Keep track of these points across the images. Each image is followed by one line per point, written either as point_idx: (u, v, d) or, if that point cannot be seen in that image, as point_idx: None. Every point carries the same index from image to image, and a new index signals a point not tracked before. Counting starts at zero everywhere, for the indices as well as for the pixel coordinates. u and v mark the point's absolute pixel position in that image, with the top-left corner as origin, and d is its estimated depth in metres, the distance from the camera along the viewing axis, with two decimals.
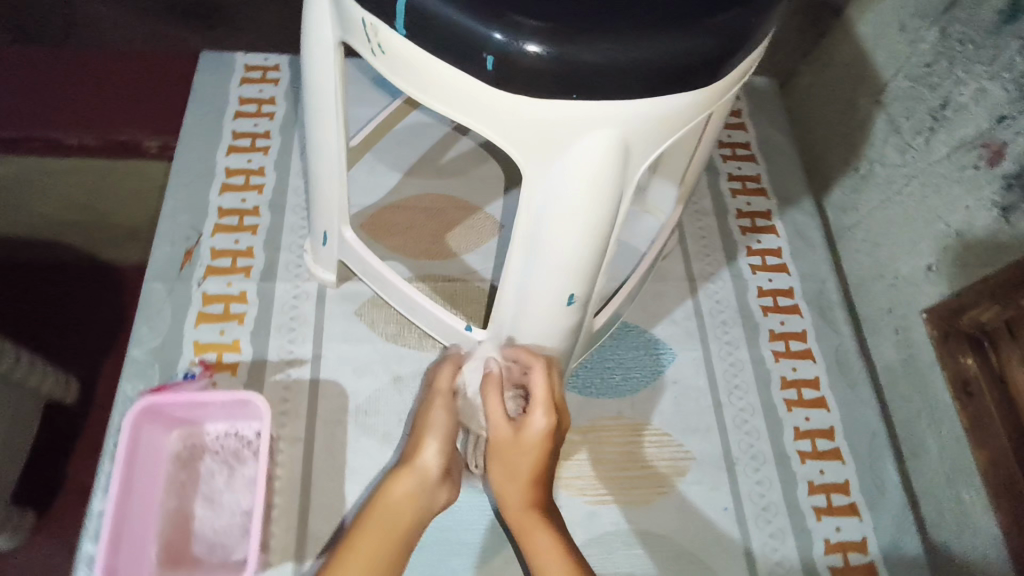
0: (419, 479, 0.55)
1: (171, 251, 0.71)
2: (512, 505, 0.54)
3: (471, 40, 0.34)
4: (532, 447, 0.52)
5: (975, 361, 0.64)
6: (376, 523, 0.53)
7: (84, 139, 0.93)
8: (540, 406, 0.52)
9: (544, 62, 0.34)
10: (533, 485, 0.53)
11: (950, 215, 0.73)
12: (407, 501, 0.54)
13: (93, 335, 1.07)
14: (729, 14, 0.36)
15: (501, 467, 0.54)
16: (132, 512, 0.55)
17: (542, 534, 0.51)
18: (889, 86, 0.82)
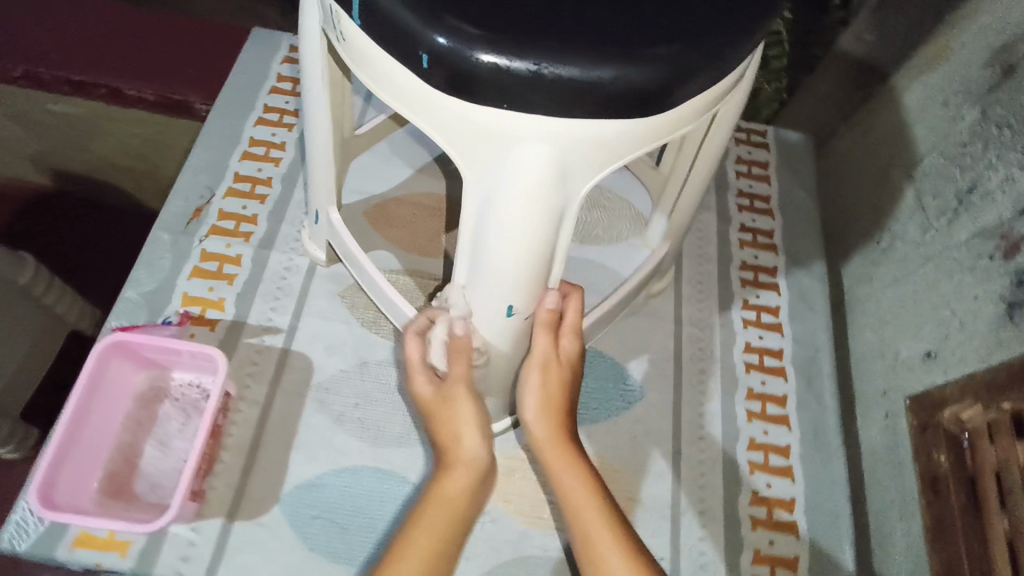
0: (472, 470, 0.54)
1: (184, 205, 0.76)
2: (542, 439, 0.55)
3: (411, 37, 0.36)
4: (568, 373, 0.58)
5: (947, 458, 0.61)
6: (434, 515, 0.51)
7: (143, 92, 1.00)
8: (572, 334, 0.58)
9: (476, 67, 0.35)
10: (561, 415, 0.56)
11: (958, 302, 0.69)
12: (463, 493, 0.53)
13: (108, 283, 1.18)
14: (670, 49, 0.37)
15: (540, 398, 0.56)
16: (84, 437, 0.59)
17: (575, 470, 0.54)
18: (923, 160, 0.78)
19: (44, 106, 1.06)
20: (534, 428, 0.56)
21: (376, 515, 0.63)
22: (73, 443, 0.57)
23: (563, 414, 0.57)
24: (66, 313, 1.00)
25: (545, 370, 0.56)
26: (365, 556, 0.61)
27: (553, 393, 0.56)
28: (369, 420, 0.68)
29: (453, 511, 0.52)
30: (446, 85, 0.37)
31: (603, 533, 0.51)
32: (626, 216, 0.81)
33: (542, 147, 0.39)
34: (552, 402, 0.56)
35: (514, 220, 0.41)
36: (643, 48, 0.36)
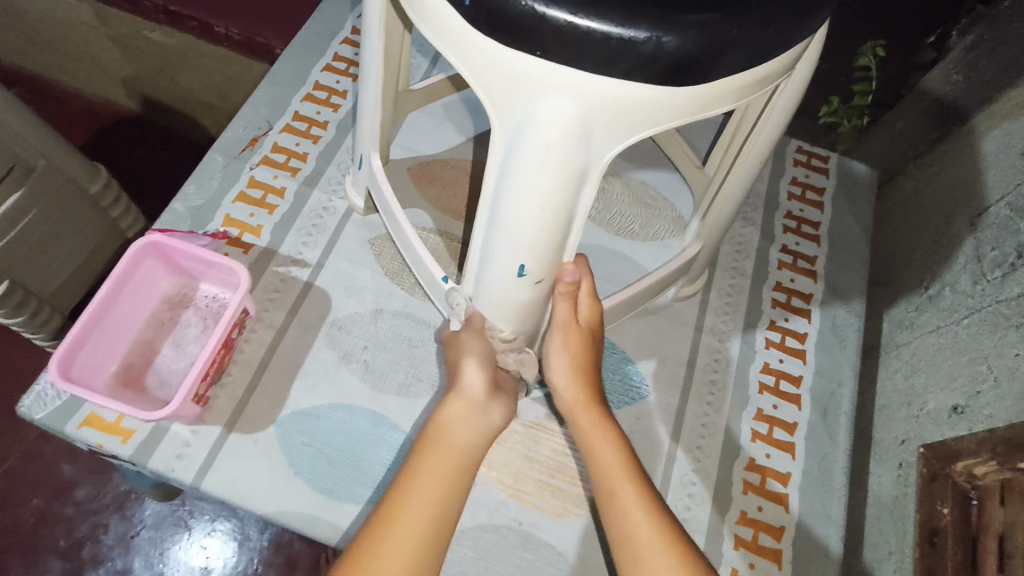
0: (465, 403, 0.56)
1: (242, 133, 0.80)
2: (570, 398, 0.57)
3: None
4: (593, 338, 0.59)
5: (950, 513, 0.58)
6: (428, 458, 0.52)
7: (231, 29, 1.05)
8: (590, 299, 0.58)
9: (514, 11, 0.35)
10: (589, 377, 0.58)
11: (997, 358, 0.64)
12: (456, 426, 0.54)
13: (161, 196, 1.24)
14: (712, 17, 0.36)
15: (567, 358, 0.58)
16: (108, 324, 0.62)
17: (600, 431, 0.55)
18: (989, 209, 0.73)
19: (142, 32, 1.13)
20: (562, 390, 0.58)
21: (362, 455, 0.64)
22: (98, 326, 0.61)
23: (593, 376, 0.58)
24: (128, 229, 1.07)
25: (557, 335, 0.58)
26: (344, 491, 0.63)
27: (580, 356, 0.58)
28: (373, 364, 0.69)
29: (449, 457, 0.52)
30: (483, 26, 0.37)
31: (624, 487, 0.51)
32: (666, 217, 0.80)
33: (569, 102, 0.38)
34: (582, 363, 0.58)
35: (534, 175, 0.41)
36: (682, 14, 0.35)
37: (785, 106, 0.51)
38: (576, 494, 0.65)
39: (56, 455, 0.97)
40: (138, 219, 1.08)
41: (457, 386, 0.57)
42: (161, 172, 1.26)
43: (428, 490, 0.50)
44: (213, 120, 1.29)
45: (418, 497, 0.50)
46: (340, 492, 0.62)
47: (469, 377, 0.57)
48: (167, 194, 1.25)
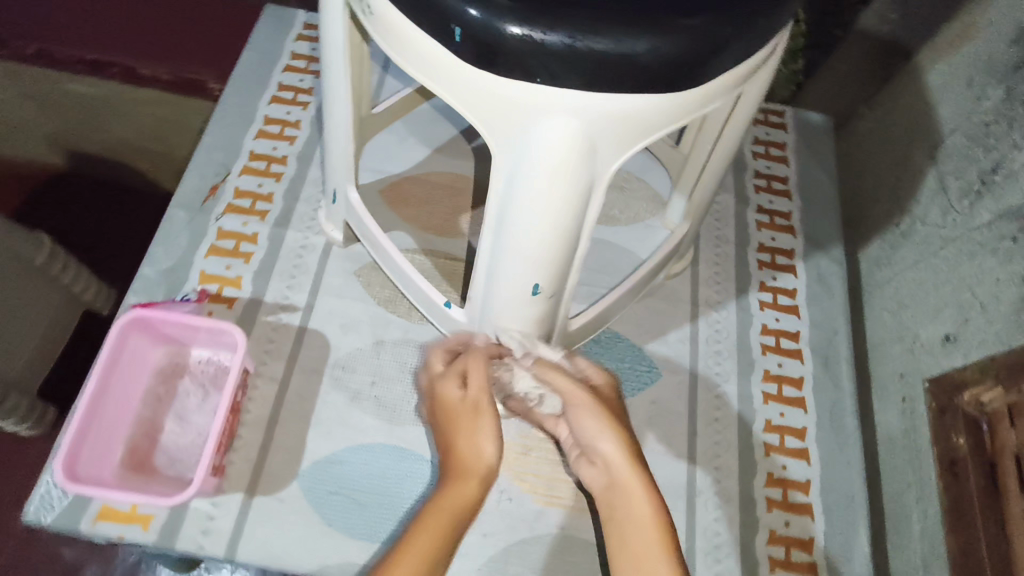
0: (483, 476, 0.52)
1: (200, 183, 0.76)
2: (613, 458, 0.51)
3: (442, 8, 0.35)
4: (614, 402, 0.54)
5: (965, 442, 0.61)
6: (438, 521, 0.48)
7: (158, 72, 1.01)
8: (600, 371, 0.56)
9: (510, 42, 0.34)
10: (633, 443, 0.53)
11: (980, 285, 0.67)
12: (471, 501, 0.50)
13: (123, 254, 1.14)
14: (705, 19, 0.36)
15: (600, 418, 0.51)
16: (105, 413, 0.59)
17: (641, 498, 0.49)
18: (945, 142, 0.76)
19: (60, 85, 1.05)
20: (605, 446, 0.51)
21: (394, 492, 0.64)
22: (95, 416, 0.58)
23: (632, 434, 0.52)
24: (83, 292, 1.00)
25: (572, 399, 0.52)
26: (384, 531, 0.62)
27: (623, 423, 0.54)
28: (385, 398, 0.68)
29: (455, 514, 0.49)
30: (475, 58, 0.36)
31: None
32: (644, 197, 0.80)
33: (572, 122, 0.37)
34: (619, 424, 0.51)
35: (542, 198, 0.40)
36: (676, 19, 0.35)
37: (756, 94, 0.51)
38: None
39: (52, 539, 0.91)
40: (90, 280, 1.01)
41: (476, 454, 0.52)
42: (96, 223, 1.16)
43: (434, 538, 0.47)
44: (159, 167, 1.21)
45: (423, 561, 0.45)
46: (377, 535, 0.62)
47: (487, 443, 0.53)
48: (128, 250, 1.15)
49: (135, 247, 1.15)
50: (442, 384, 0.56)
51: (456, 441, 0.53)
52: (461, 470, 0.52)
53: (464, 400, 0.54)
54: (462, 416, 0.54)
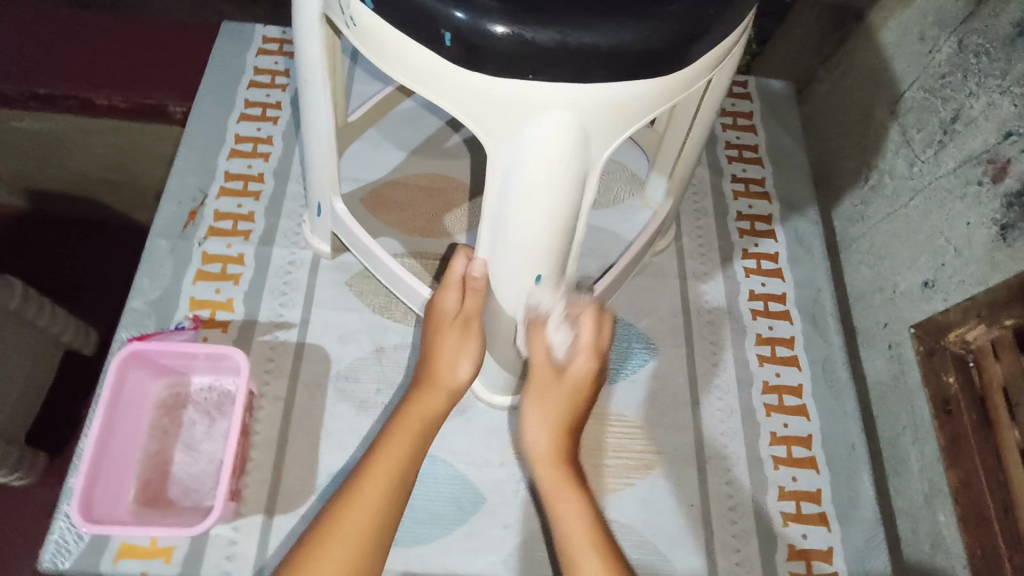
0: (448, 395, 0.60)
1: (177, 210, 0.75)
2: (540, 452, 0.58)
3: (431, 16, 0.35)
4: (578, 392, 0.60)
5: (956, 380, 0.64)
6: (400, 440, 0.57)
7: (114, 100, 0.96)
8: (587, 356, 0.60)
9: (501, 42, 0.35)
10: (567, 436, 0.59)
11: (953, 230, 0.69)
12: (431, 419, 0.59)
13: (100, 292, 1.12)
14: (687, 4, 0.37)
15: (542, 414, 0.59)
16: (112, 451, 0.58)
17: (566, 491, 0.56)
18: (904, 96, 0.78)
19: (11, 122, 1.02)
20: (533, 441, 0.59)
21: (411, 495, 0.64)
22: (104, 457, 0.57)
23: (566, 434, 0.59)
24: (61, 333, 0.97)
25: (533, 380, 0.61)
26: (405, 535, 0.63)
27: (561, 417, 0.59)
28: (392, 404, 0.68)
29: (416, 433, 0.58)
30: (466, 61, 0.36)
31: (583, 543, 0.53)
32: (621, 177, 0.81)
33: (565, 115, 0.38)
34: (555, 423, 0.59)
35: (541, 192, 0.41)
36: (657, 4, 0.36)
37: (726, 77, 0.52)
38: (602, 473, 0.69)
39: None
40: (68, 320, 0.98)
41: (447, 374, 0.60)
42: (69, 259, 1.14)
43: (393, 459, 0.56)
44: (125, 198, 1.19)
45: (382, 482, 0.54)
46: (402, 538, 0.62)
47: (462, 368, 0.60)
48: (104, 287, 1.12)
49: (111, 283, 1.13)
50: (441, 292, 0.62)
51: (438, 347, 0.61)
52: (434, 378, 0.60)
53: (457, 316, 0.61)
54: (453, 328, 0.61)
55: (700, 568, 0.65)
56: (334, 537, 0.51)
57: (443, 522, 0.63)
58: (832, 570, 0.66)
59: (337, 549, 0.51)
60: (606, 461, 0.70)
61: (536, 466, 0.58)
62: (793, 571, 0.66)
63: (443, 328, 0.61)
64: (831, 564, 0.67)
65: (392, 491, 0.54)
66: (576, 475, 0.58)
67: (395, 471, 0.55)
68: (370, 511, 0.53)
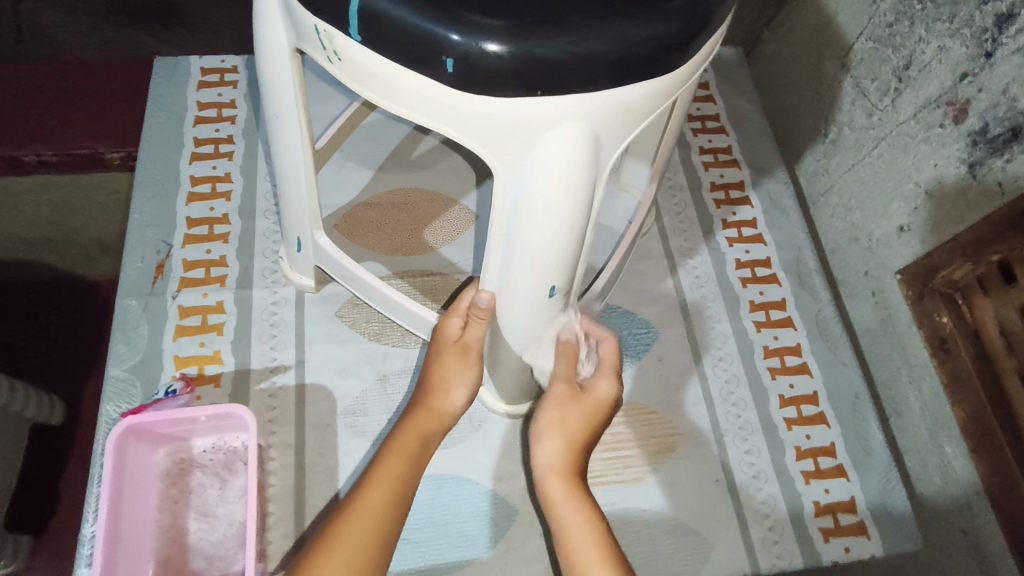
0: (440, 418, 0.59)
1: (142, 265, 0.70)
2: (550, 466, 0.56)
3: (428, 43, 0.33)
4: (596, 413, 0.58)
5: (950, 319, 0.67)
6: (400, 452, 0.56)
7: (43, 153, 0.89)
8: (608, 376, 0.59)
9: (507, 61, 0.33)
10: (580, 452, 0.57)
11: (920, 173, 0.71)
12: (428, 435, 0.58)
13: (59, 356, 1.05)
14: None
15: (554, 430, 0.57)
16: (123, 534, 0.55)
17: (571, 503, 0.54)
18: (854, 48, 0.80)
19: None
20: (544, 454, 0.57)
21: (443, 520, 0.63)
22: (116, 542, 0.54)
23: (578, 449, 0.57)
24: (24, 409, 0.87)
25: (551, 394, 0.58)
26: (445, 562, 0.61)
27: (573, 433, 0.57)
28: None
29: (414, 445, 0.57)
30: (468, 86, 0.35)
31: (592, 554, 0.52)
32: None
33: (575, 125, 0.36)
34: (568, 442, 0.57)
35: (555, 205, 0.40)
36: (660, 2, 0.35)
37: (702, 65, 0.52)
38: (600, 466, 0.69)
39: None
40: (28, 395, 0.88)
41: (441, 399, 0.60)
42: (17, 328, 1.06)
43: (393, 467, 0.55)
44: (70, 255, 1.12)
45: (385, 488, 0.53)
46: (441, 565, 0.61)
47: (455, 395, 0.60)
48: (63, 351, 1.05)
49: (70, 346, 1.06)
50: (444, 317, 0.60)
51: (436, 371, 0.60)
52: (429, 402, 0.59)
53: (458, 342, 0.59)
54: (452, 353, 0.60)
55: (736, 540, 0.66)
56: (333, 547, 0.49)
57: (481, 542, 0.62)
58: (857, 518, 0.69)
59: (335, 561, 0.49)
60: (605, 455, 0.69)
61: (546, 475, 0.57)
62: (822, 526, 0.68)
63: (441, 354, 0.60)
64: (855, 513, 0.69)
65: (397, 499, 0.53)
66: (590, 492, 0.55)
67: (397, 480, 0.54)
68: (373, 521, 0.51)
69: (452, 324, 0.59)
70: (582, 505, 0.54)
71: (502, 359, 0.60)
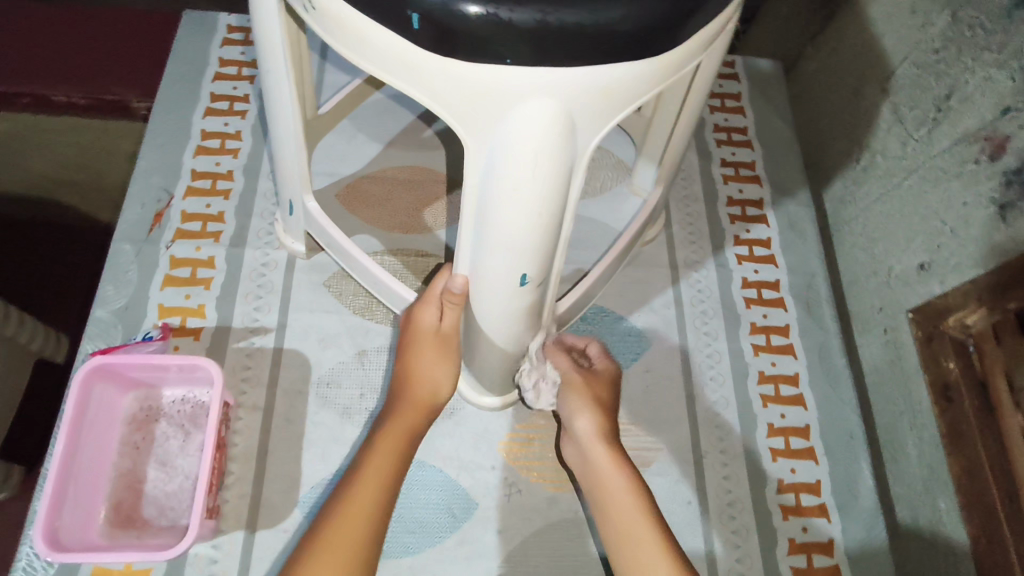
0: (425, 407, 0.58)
1: (141, 212, 0.71)
2: (590, 433, 0.59)
3: None
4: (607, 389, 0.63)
5: (956, 365, 0.63)
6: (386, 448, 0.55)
7: (72, 95, 0.91)
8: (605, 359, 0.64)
9: (475, 22, 0.32)
10: (609, 420, 0.60)
11: (948, 211, 0.66)
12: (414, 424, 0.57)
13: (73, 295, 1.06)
14: None
15: (588, 401, 0.60)
16: (78, 472, 0.55)
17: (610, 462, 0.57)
18: (896, 73, 0.75)
19: None
20: (580, 423, 0.59)
21: (401, 503, 0.62)
22: (70, 479, 0.54)
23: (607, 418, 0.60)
24: (29, 342, 0.88)
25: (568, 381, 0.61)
26: (395, 546, 0.60)
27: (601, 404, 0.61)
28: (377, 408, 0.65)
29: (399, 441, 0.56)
30: (436, 46, 0.33)
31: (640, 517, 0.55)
32: (606, 164, 0.78)
33: (547, 101, 0.35)
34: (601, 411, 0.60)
35: (524, 186, 0.38)
36: None
37: (713, 64, 0.50)
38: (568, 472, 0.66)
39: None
40: (35, 329, 0.89)
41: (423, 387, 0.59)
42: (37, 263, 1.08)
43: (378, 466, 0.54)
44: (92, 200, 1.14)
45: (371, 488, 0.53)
46: (391, 549, 0.60)
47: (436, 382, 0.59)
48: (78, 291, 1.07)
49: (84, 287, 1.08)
50: (418, 304, 0.59)
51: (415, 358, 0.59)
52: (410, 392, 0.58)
53: (434, 329, 0.58)
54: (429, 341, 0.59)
55: (701, 566, 0.64)
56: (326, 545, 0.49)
57: (434, 531, 0.61)
58: (834, 563, 0.65)
59: (340, 534, 0.50)
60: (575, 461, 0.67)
61: (586, 442, 0.59)
62: (795, 566, 0.64)
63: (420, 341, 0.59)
64: (832, 557, 0.65)
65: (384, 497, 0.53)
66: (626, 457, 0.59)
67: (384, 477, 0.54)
68: (360, 522, 0.51)
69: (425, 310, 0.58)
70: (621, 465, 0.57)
71: (478, 351, 0.58)
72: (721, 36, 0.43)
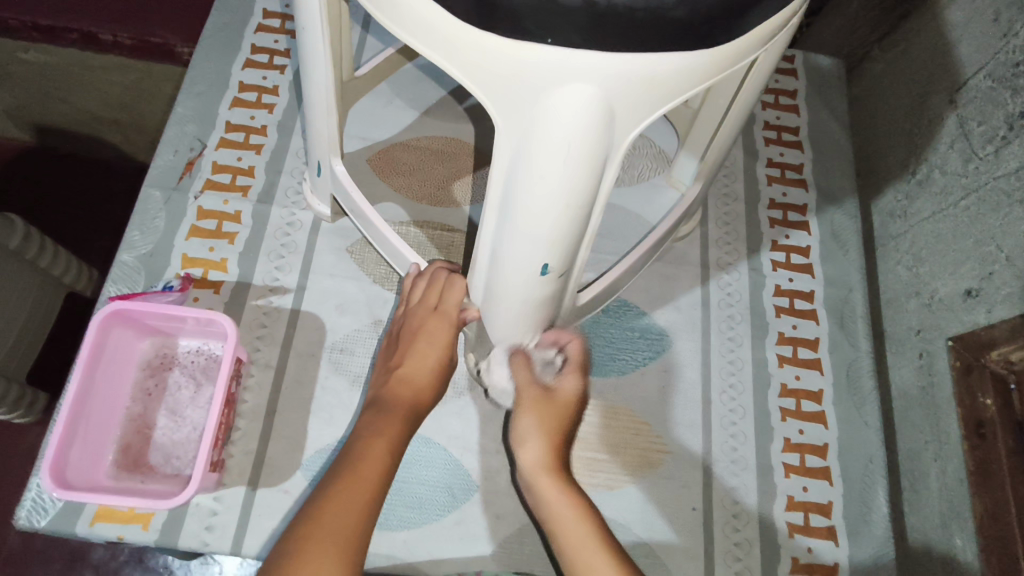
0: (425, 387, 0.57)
1: (173, 159, 0.71)
2: (532, 465, 0.58)
3: None
4: (566, 408, 0.63)
5: (993, 402, 0.59)
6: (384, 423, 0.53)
7: (119, 35, 0.91)
8: (573, 372, 0.65)
9: None
10: (556, 447, 0.59)
11: (1005, 236, 0.62)
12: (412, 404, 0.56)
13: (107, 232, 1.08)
14: None
15: (536, 422, 0.60)
16: (91, 411, 0.56)
17: (559, 493, 0.56)
18: (968, 84, 0.69)
19: (15, 54, 0.96)
20: (524, 455, 0.59)
21: (401, 476, 0.62)
22: (82, 418, 0.55)
23: (556, 448, 0.59)
24: (64, 275, 0.89)
25: (520, 399, 0.62)
26: (392, 518, 0.60)
27: (547, 421, 0.61)
28: None
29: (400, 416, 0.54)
30: (474, 18, 0.32)
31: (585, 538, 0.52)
32: (646, 153, 0.76)
33: (586, 88, 0.33)
34: (546, 441, 0.59)
35: (553, 173, 0.36)
36: None
37: (772, 59, 0.47)
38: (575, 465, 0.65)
39: (50, 543, 0.80)
40: (70, 262, 0.90)
41: (422, 366, 0.57)
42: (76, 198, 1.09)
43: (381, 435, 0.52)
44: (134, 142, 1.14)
45: (376, 456, 0.50)
46: (387, 521, 0.60)
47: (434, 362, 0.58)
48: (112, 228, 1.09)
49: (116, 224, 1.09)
50: (422, 290, 0.60)
51: (415, 339, 0.58)
52: (410, 374, 0.57)
53: (436, 310, 0.58)
54: (430, 324, 0.58)
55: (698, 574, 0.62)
56: (329, 508, 0.45)
57: (433, 508, 0.61)
58: None
59: (349, 491, 0.47)
60: (581, 454, 0.65)
61: (530, 475, 0.58)
62: None
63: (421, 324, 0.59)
64: None
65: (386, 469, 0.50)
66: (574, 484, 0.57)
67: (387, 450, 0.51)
68: (367, 485, 0.48)
69: (429, 292, 0.59)
70: (570, 495, 0.55)
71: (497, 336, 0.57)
72: (783, 31, 0.41)
